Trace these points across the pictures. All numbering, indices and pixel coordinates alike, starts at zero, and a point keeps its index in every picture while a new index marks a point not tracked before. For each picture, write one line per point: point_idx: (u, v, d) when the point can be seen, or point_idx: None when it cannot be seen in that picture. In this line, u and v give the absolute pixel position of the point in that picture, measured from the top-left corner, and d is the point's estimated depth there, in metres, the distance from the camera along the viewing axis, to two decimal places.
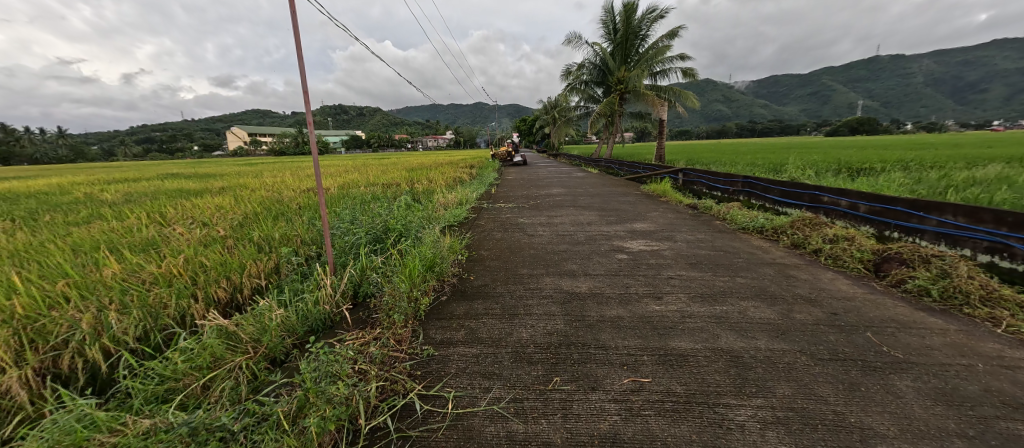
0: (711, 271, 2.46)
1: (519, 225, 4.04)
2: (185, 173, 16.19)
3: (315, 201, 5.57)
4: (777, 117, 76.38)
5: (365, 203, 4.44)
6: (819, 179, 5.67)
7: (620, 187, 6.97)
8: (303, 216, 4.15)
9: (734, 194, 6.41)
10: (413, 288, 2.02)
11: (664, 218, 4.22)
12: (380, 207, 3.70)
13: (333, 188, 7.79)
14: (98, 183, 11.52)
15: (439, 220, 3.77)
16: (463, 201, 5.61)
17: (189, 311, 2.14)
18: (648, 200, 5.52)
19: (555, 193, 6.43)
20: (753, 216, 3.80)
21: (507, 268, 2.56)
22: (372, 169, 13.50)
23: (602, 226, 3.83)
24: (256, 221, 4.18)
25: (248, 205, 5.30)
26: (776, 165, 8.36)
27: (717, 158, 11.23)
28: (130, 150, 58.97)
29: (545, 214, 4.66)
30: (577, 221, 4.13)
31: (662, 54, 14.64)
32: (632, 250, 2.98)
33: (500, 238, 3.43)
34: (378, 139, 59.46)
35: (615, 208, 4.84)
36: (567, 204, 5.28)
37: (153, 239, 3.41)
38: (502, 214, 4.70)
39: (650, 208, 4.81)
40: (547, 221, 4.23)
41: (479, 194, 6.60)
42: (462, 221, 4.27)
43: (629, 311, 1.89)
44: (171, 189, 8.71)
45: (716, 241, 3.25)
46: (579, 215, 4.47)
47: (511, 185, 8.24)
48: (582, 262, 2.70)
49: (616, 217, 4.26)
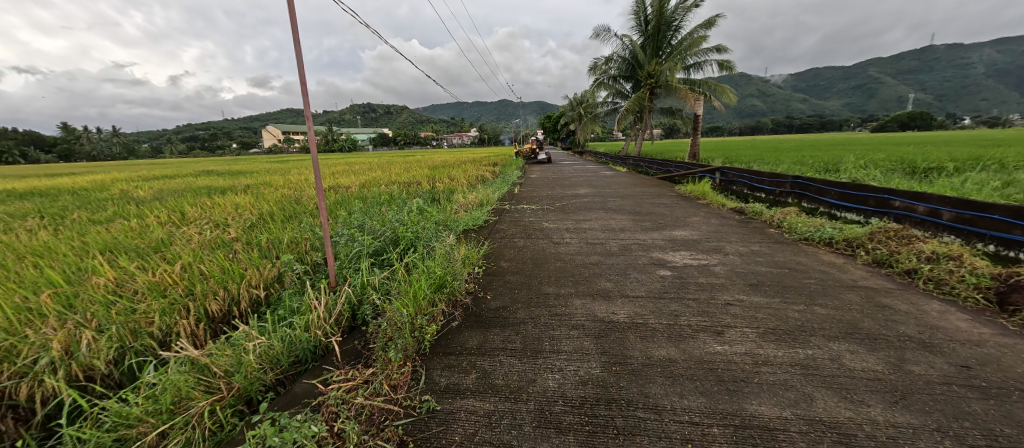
0: (780, 297, 2.00)
1: (543, 230, 3.68)
2: (219, 170, 16.87)
3: (331, 201, 5.43)
4: (818, 112, 71.86)
5: (380, 205, 4.22)
6: (886, 180, 4.99)
7: (653, 188, 6.45)
8: (315, 218, 3.96)
9: (783, 196, 5.81)
10: (419, 313, 1.71)
11: (708, 224, 3.73)
12: (392, 210, 3.44)
13: (354, 187, 7.70)
14: (138, 179, 12.03)
15: (455, 225, 3.47)
16: (484, 202, 5.31)
17: (174, 329, 1.92)
18: (685, 203, 5.00)
19: (582, 194, 6.01)
20: (816, 224, 3.27)
21: (530, 285, 2.21)
22: (395, 167, 13.48)
23: (637, 234, 3.40)
24: (268, 222, 4.03)
25: (265, 205, 5.22)
26: (828, 164, 7.59)
27: (757, 156, 10.42)
28: (176, 148, 62.71)
29: (572, 217, 4.28)
30: (608, 226, 3.72)
31: (697, 46, 13.81)
32: (676, 265, 2.55)
33: (522, 246, 3.08)
34: (404, 137, 60.41)
35: (649, 212, 4.37)
36: (596, 207, 4.85)
37: (162, 241, 3.29)
38: (525, 217, 4.36)
39: (689, 213, 4.32)
40: (575, 226, 3.84)
41: (501, 194, 6.28)
42: (481, 225, 3.95)
43: (683, 352, 1.49)
44: (201, 186, 8.91)
45: (776, 255, 2.76)
46: (610, 220, 4.04)
47: (534, 184, 7.86)
48: (617, 279, 2.30)
49: (652, 223, 3.82)
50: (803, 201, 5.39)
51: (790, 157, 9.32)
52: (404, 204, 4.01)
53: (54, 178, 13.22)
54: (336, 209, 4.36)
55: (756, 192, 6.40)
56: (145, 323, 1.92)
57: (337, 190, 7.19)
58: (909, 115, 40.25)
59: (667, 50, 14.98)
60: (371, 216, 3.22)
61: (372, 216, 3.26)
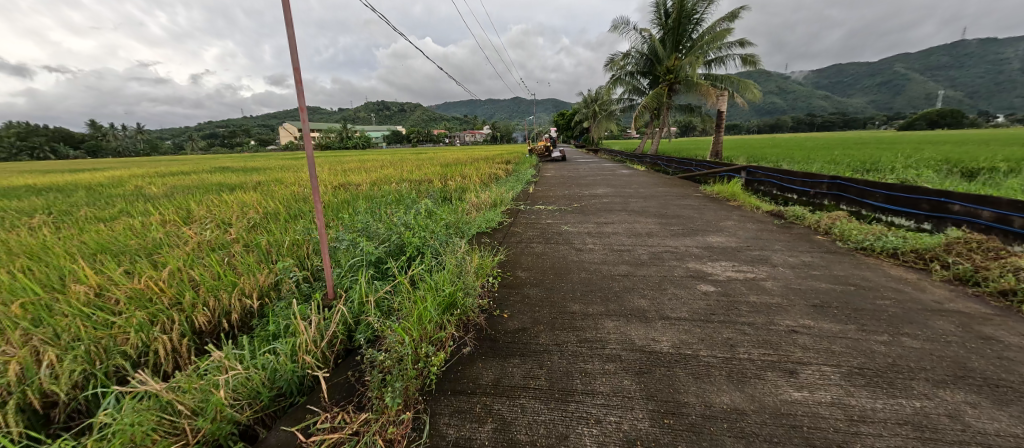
0: (856, 323, 1.67)
1: (562, 234, 3.39)
2: (233, 167, 17.05)
3: (339, 200, 5.24)
4: (842, 110, 69.36)
5: (388, 205, 4.01)
6: (939, 181, 4.55)
7: (676, 189, 6.08)
8: (320, 218, 3.77)
9: (819, 198, 5.39)
10: (424, 338, 1.44)
11: (745, 230, 3.38)
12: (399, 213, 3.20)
13: (364, 185, 7.55)
14: (156, 176, 12.22)
15: (467, 230, 3.22)
16: (497, 202, 5.06)
17: (152, 347, 1.72)
18: (715, 204, 4.63)
19: (601, 195, 5.68)
20: (873, 231, 2.89)
21: (552, 302, 1.93)
22: (407, 164, 13.35)
23: (667, 241, 3.07)
24: (272, 222, 3.87)
25: (270, 203, 5.07)
26: (865, 164, 7.08)
27: (784, 154, 9.90)
28: (197, 144, 64.44)
29: (592, 220, 3.98)
30: (633, 231, 3.40)
31: (719, 39, 13.27)
32: (718, 278, 2.22)
33: (540, 252, 2.81)
34: (418, 134, 60.62)
35: (677, 216, 4.02)
36: (617, 208, 4.52)
37: (160, 243, 3.14)
38: (542, 219, 4.07)
39: (720, 216, 3.98)
40: (597, 230, 3.53)
41: (515, 193, 6.02)
42: (494, 228, 3.69)
43: (751, 400, 1.19)
44: (213, 184, 8.90)
45: (833, 267, 2.41)
46: (634, 223, 3.72)
47: (549, 183, 7.55)
48: (652, 296, 1.99)
49: (682, 227, 3.49)
50: (842, 204, 4.98)
51: (820, 155, 8.79)
52: (412, 205, 3.78)
53: (76, 174, 13.54)
54: (341, 209, 4.16)
55: (788, 193, 5.98)
56: (120, 339, 1.72)
57: (347, 189, 7.05)
58: (940, 112, 38.44)
59: (688, 44, 14.46)
60: (377, 218, 2.99)
61: (378, 218, 3.02)
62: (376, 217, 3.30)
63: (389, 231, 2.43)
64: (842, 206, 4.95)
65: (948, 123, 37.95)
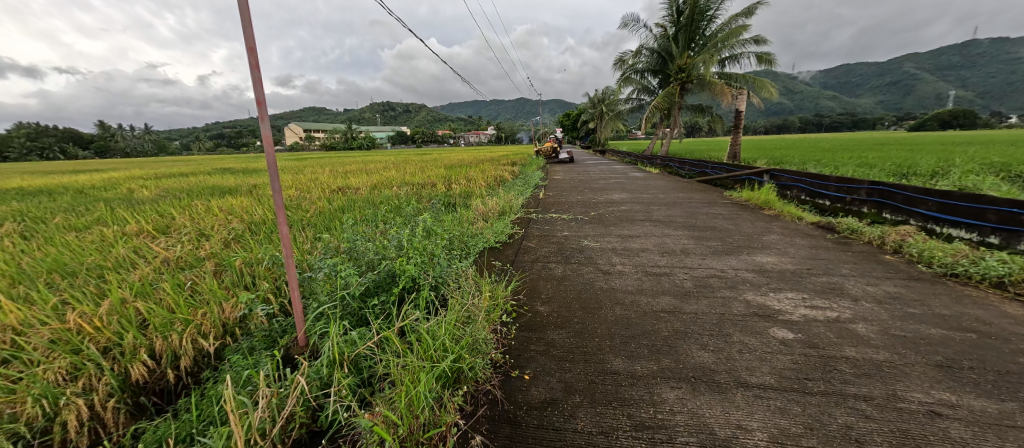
0: (1015, 400, 1.19)
1: (583, 251, 2.96)
2: (233, 167, 16.77)
3: (334, 207, 4.87)
4: (851, 110, 68.41)
5: (385, 215, 3.60)
6: (1002, 187, 4.03)
7: (700, 195, 5.60)
8: (308, 231, 3.38)
9: (855, 205, 4.91)
10: (414, 434, 1.02)
11: (795, 247, 2.92)
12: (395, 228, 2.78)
13: (363, 189, 7.17)
14: (154, 177, 11.96)
15: (472, 248, 2.80)
16: (506, 209, 4.63)
17: (63, 415, 1.40)
18: (748, 214, 4.16)
19: (618, 201, 5.23)
20: (960, 251, 2.41)
21: (585, 355, 1.49)
22: (411, 166, 12.97)
23: (710, 261, 2.61)
24: (256, 234, 3.49)
25: (260, 210, 4.69)
26: (900, 168, 6.58)
27: (806, 156, 9.38)
28: (203, 144, 64.80)
29: (615, 232, 3.54)
30: (666, 248, 2.95)
31: (734, 37, 12.74)
32: (792, 319, 1.75)
33: (560, 276, 2.37)
34: (422, 134, 60.49)
35: (711, 228, 3.56)
36: (641, 218, 4.05)
37: (123, 259, 2.78)
38: (557, 231, 3.63)
39: (760, 228, 3.51)
40: (623, 245, 3.08)
41: (524, 199, 5.59)
42: (505, 243, 3.26)
43: None
44: (208, 186, 8.57)
45: (930, 301, 1.93)
46: (665, 237, 3.26)
47: (559, 187, 7.11)
48: (715, 346, 1.54)
49: (721, 243, 3.02)
50: (885, 212, 4.51)
51: (846, 158, 8.27)
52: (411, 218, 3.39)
53: (74, 176, 13.34)
54: (335, 220, 3.78)
55: (817, 198, 5.51)
56: (22, 407, 1.40)
57: (347, 193, 6.69)
58: (953, 112, 37.64)
59: (700, 42, 13.95)
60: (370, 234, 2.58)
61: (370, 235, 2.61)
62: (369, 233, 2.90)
63: (379, 256, 2.00)
64: (884, 215, 4.46)
65: (962, 123, 37.15)
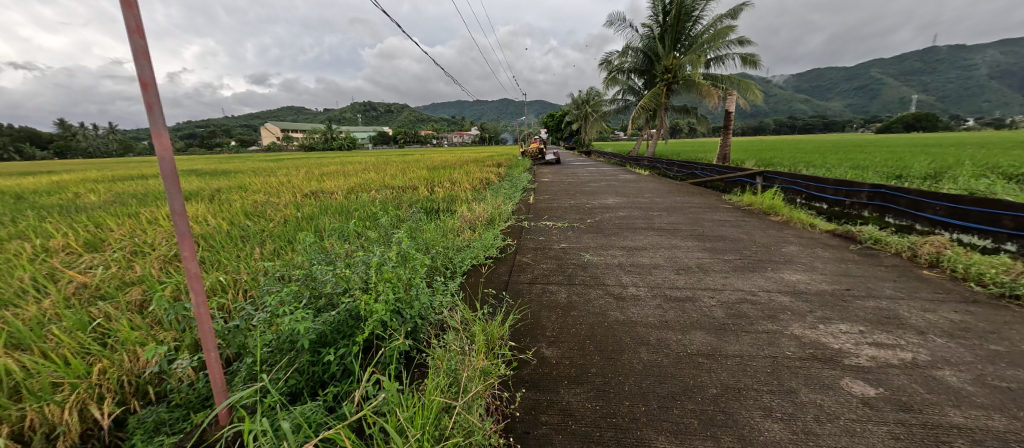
0: None
1: (586, 267, 2.59)
2: (202, 169, 15.87)
3: (303, 215, 4.37)
4: (822, 113, 71.13)
5: (357, 228, 3.16)
6: (1011, 191, 3.87)
7: (698, 199, 5.32)
8: (266, 247, 2.92)
9: (855, 208, 4.69)
10: None
11: (821, 260, 2.62)
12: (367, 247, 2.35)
13: (339, 193, 6.66)
14: (108, 180, 11.02)
15: (459, 270, 2.40)
16: (495, 215, 4.24)
17: None
18: (755, 221, 3.88)
19: (614, 206, 4.89)
20: (1012, 267, 2.14)
21: (616, 432, 1.11)
22: (392, 168, 12.40)
23: (734, 280, 2.27)
24: (205, 250, 3.01)
25: (214, 220, 4.13)
26: (891, 170, 6.52)
27: (795, 158, 9.32)
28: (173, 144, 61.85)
29: (617, 242, 3.20)
30: (680, 263, 2.61)
31: (720, 38, 12.70)
32: (861, 365, 1.41)
33: (565, 304, 1.98)
34: (405, 135, 59.42)
35: (722, 238, 3.24)
36: (643, 227, 3.70)
37: (24, 287, 2.27)
38: (553, 243, 3.25)
39: (773, 237, 3.23)
40: (631, 260, 2.72)
41: (513, 204, 5.22)
42: (497, 257, 2.86)
43: None
44: (167, 190, 7.88)
45: (1007, 333, 1.63)
46: (675, 250, 2.91)
47: (549, 191, 6.75)
48: (782, 411, 1.17)
49: (740, 257, 2.71)
50: (887, 217, 4.26)
51: (834, 160, 8.23)
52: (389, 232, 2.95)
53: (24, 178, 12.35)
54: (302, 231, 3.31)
55: (814, 202, 5.30)
56: None
57: (320, 198, 6.15)
58: (917, 115, 39.47)
59: (687, 43, 13.89)
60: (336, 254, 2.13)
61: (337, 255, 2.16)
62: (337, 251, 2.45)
63: (342, 290, 1.55)
64: (886, 219, 4.22)
65: (925, 126, 38.89)
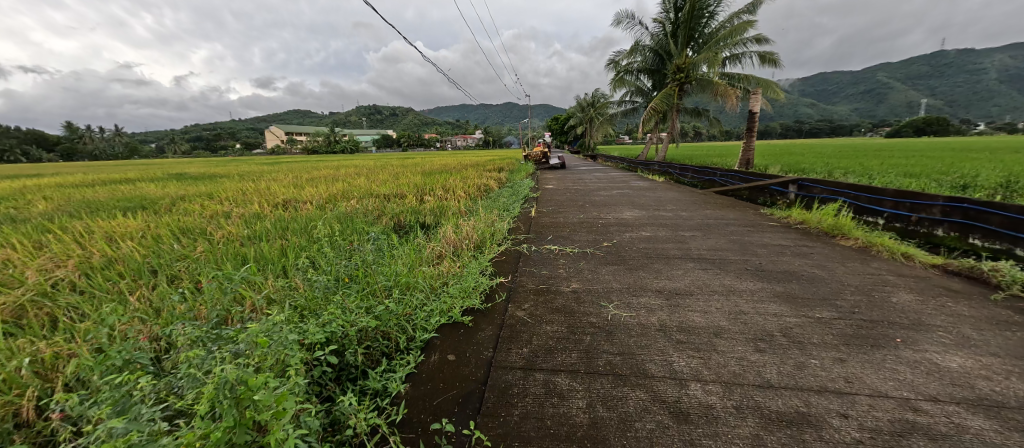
0: None
1: (614, 333, 1.70)
2: (191, 172, 15.31)
3: (249, 235, 3.52)
4: (829, 117, 70.17)
5: (301, 268, 2.39)
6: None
7: (733, 213, 4.45)
8: (169, 289, 2.13)
9: (924, 226, 3.68)
10: None
11: (967, 324, 1.74)
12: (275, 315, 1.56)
13: (314, 202, 5.91)
14: (77, 185, 10.26)
15: (415, 354, 1.56)
16: (487, 234, 3.44)
17: None
18: (824, 247, 2.99)
19: (633, 223, 4.02)
20: None
21: None
22: (386, 173, 11.70)
23: (862, 371, 1.38)
24: (93, 287, 2.23)
25: (133, 241, 3.29)
26: (950, 179, 5.63)
27: (825, 164, 8.42)
28: (178, 147, 62.11)
29: (648, 281, 2.34)
30: (755, 325, 1.74)
31: (737, 34, 11.86)
32: None
33: (586, 435, 1.09)
34: (408, 138, 58.85)
35: (796, 278, 2.35)
36: (679, 256, 2.83)
37: None
38: (561, 281, 2.37)
39: (863, 277, 2.36)
40: (678, 317, 1.83)
41: (511, 217, 4.40)
42: (486, 310, 1.98)
43: None
44: (132, 197, 7.17)
45: None
46: (738, 300, 2.03)
47: (554, 201, 5.90)
48: None
49: (840, 314, 1.83)
50: (971, 237, 3.29)
51: (874, 166, 7.33)
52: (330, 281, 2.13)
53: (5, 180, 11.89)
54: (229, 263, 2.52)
55: (864, 216, 4.29)
56: None
57: (290, 209, 5.37)
58: (927, 119, 38.50)
59: (700, 40, 13.04)
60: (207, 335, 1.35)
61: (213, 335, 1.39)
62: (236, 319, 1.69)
63: None
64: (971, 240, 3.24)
65: (937, 130, 37.86)
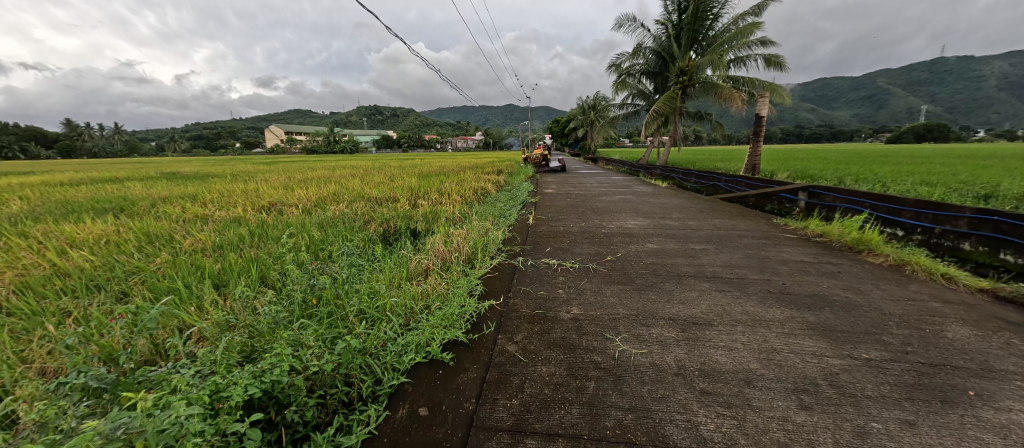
0: None
1: (624, 378, 1.40)
2: (183, 171, 14.98)
3: (219, 244, 3.22)
4: (830, 122, 70.10)
5: (265, 290, 2.11)
6: None
7: (744, 223, 4.16)
8: (110, 316, 1.87)
9: (949, 239, 3.37)
10: None
11: None
12: (208, 359, 1.32)
13: (301, 205, 5.62)
14: (61, 183, 9.93)
15: (377, 408, 1.27)
16: (480, 245, 3.15)
17: None
18: (852, 266, 2.69)
19: (639, 233, 3.73)
20: None
21: None
22: (382, 174, 11.41)
23: (942, 443, 1.09)
24: (24, 306, 1.95)
25: (88, 250, 2.98)
26: (971, 189, 5.34)
27: (834, 171, 8.15)
28: (177, 145, 61.84)
29: (659, 306, 2.04)
30: (791, 369, 1.45)
31: (742, 37, 11.61)
32: None
33: None
34: (407, 138, 58.57)
35: (829, 304, 2.06)
36: (691, 274, 2.53)
37: None
38: (560, 304, 2.08)
39: (904, 303, 2.07)
40: (699, 356, 1.54)
41: (507, 225, 4.10)
42: (471, 342, 1.68)
43: None
44: (113, 197, 6.87)
45: None
46: (766, 333, 1.73)
47: (553, 207, 5.61)
48: None
49: (891, 355, 1.54)
50: (1003, 252, 2.97)
51: (886, 174, 7.05)
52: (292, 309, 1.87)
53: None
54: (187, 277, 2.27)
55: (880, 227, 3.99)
56: None
57: (275, 213, 5.09)
58: (927, 126, 38.37)
59: (704, 43, 12.79)
60: (112, 392, 1.12)
61: (126, 390, 1.16)
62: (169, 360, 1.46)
63: None
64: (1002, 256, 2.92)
65: (937, 136, 37.74)
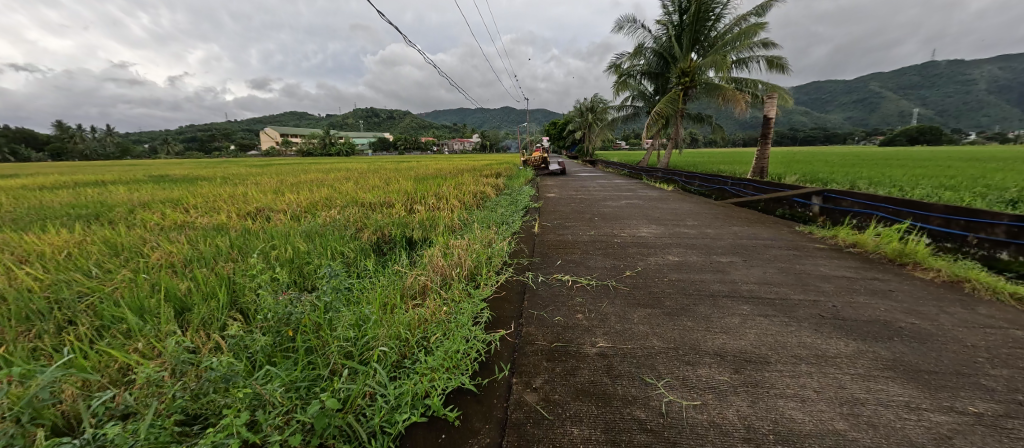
0: None
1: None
2: (173, 174, 14.55)
3: (192, 257, 2.87)
4: (825, 125, 70.50)
5: (234, 322, 1.78)
6: None
7: (766, 231, 3.87)
8: (37, 358, 1.53)
9: (983, 248, 3.05)
10: None
11: None
12: (136, 431, 1.00)
13: (291, 211, 5.29)
14: (42, 187, 9.57)
15: None
16: (483, 258, 2.84)
17: None
18: (903, 283, 2.39)
19: (655, 243, 3.42)
20: None
21: None
22: (378, 177, 11.07)
23: None
24: None
25: (37, 266, 2.61)
26: (995, 194, 5.08)
27: (844, 174, 7.91)
28: (171, 147, 61.10)
29: (698, 337, 1.73)
30: (891, 432, 1.14)
31: (744, 38, 11.42)
32: None
33: None
34: (404, 141, 58.27)
35: (896, 333, 1.76)
36: (726, 294, 2.22)
37: None
38: (582, 335, 1.77)
39: (984, 332, 1.77)
40: (767, 412, 1.22)
41: (511, 234, 3.79)
42: (480, 391, 1.36)
43: None
44: (92, 203, 6.48)
45: None
46: (839, 376, 1.42)
47: (557, 213, 5.31)
48: None
49: (1005, 409, 1.23)
50: None
51: (900, 177, 6.81)
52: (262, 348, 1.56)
53: None
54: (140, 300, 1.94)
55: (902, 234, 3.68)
56: None
57: (261, 219, 4.75)
58: (919, 129, 38.69)
59: (706, 44, 12.59)
60: None
61: None
62: (95, 423, 1.15)
63: None
64: None
65: (931, 140, 37.93)
